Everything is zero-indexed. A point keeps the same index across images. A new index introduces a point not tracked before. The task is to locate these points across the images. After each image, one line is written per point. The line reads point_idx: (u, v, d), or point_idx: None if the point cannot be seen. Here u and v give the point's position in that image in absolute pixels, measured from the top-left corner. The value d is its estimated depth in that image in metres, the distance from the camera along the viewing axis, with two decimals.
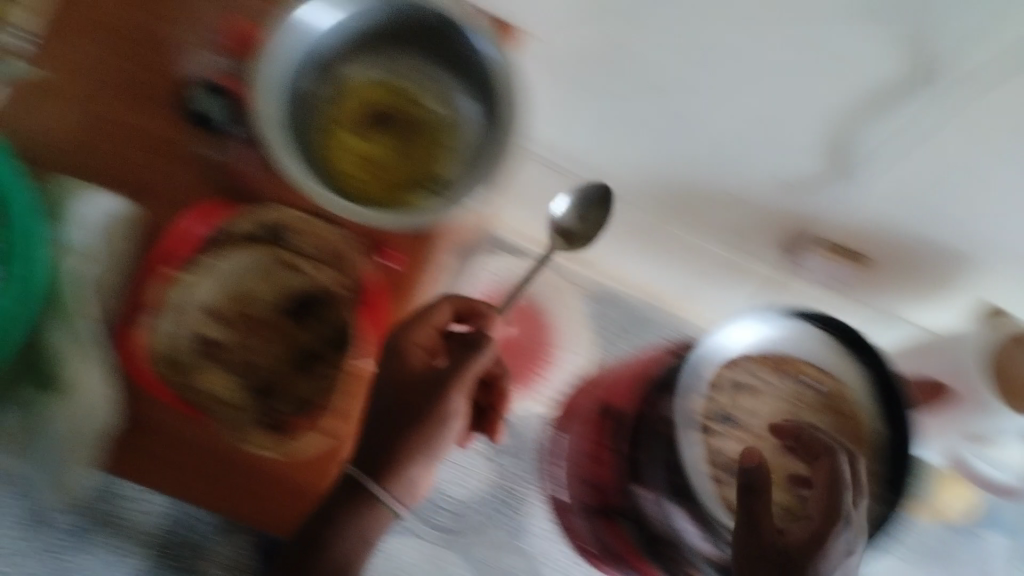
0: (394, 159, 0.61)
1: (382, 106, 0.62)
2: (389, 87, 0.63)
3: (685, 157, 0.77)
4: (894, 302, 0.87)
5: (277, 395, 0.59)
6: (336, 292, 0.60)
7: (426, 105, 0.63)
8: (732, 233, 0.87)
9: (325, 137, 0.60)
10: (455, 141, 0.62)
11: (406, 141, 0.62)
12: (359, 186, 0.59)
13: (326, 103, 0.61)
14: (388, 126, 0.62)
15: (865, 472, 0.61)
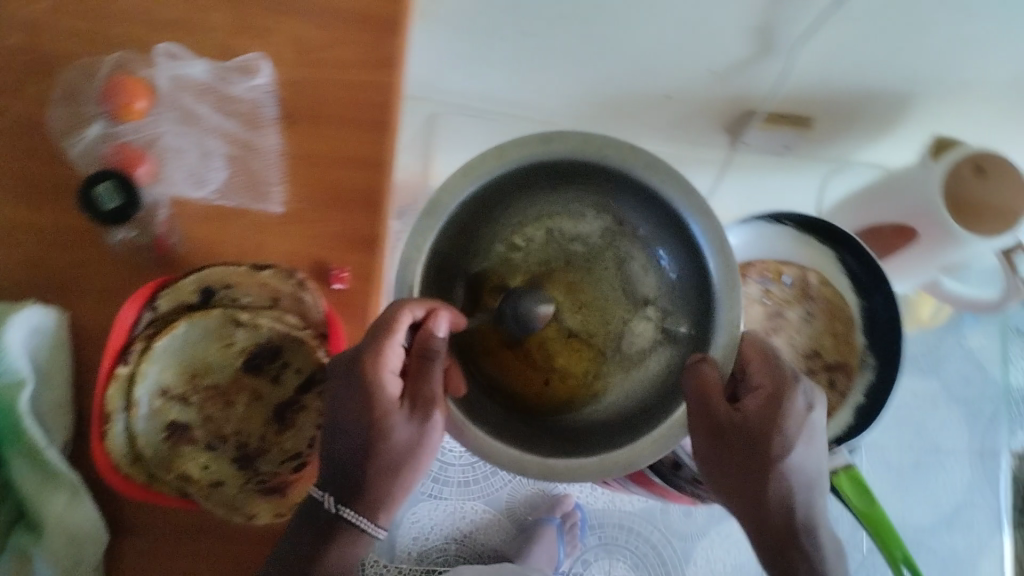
0: (589, 324, 0.58)
1: (513, 272, 0.58)
2: (529, 250, 0.58)
3: (614, 73, 0.77)
4: (843, 145, 0.88)
5: (271, 452, 0.57)
6: (299, 338, 0.58)
7: (570, 241, 0.58)
8: (671, 125, 0.88)
9: (517, 351, 0.57)
10: (621, 257, 0.58)
11: (570, 288, 0.58)
12: (580, 377, 0.57)
13: (473, 298, 0.58)
14: (551, 283, 0.58)
15: (850, 349, 0.69)
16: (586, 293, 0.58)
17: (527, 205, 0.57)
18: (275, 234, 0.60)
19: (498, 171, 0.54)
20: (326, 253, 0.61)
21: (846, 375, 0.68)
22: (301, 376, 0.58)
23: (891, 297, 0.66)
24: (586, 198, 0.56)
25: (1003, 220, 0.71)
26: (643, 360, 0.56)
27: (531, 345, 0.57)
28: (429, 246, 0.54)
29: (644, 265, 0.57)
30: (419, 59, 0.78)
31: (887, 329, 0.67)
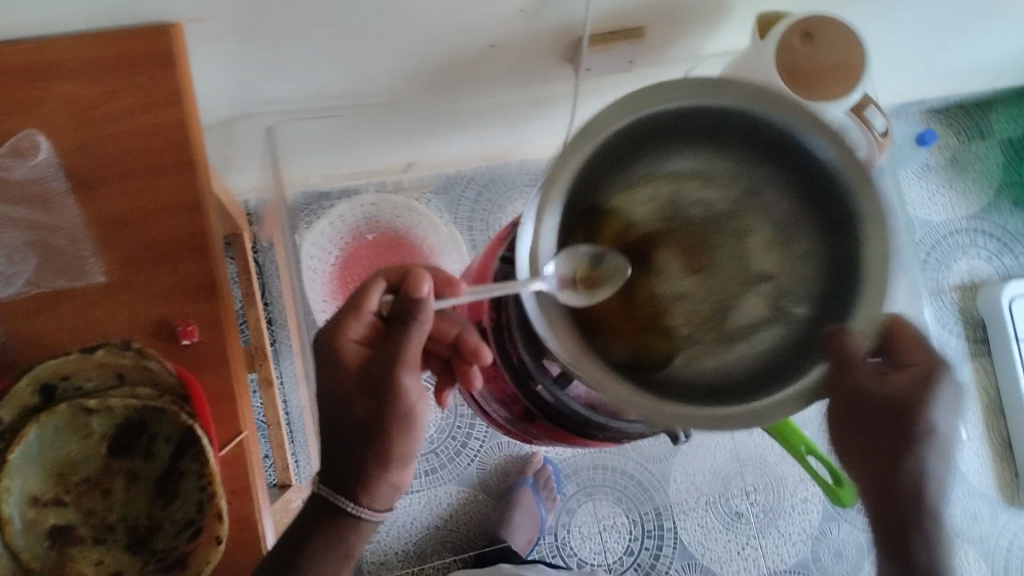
0: (703, 294, 0.53)
1: (618, 227, 0.54)
2: (638, 206, 0.54)
3: (428, 41, 0.75)
4: (685, 43, 0.87)
5: (163, 527, 0.55)
6: (158, 407, 0.55)
7: (691, 207, 0.54)
8: (513, 71, 0.86)
9: (612, 311, 0.53)
10: (757, 222, 0.53)
11: (682, 258, 0.55)
12: (678, 348, 0.51)
13: (592, 258, 0.53)
14: (664, 244, 0.55)
15: None
16: (715, 258, 0.54)
17: (654, 155, 0.52)
18: (112, 305, 0.59)
19: (635, 114, 0.49)
20: (169, 310, 0.59)
21: None
22: (171, 444, 0.56)
23: None
24: (749, 158, 0.52)
25: (843, 81, 0.71)
26: (755, 330, 0.51)
27: (639, 304, 0.54)
28: (571, 177, 0.49)
29: (769, 240, 0.53)
30: (230, 81, 0.75)
31: None
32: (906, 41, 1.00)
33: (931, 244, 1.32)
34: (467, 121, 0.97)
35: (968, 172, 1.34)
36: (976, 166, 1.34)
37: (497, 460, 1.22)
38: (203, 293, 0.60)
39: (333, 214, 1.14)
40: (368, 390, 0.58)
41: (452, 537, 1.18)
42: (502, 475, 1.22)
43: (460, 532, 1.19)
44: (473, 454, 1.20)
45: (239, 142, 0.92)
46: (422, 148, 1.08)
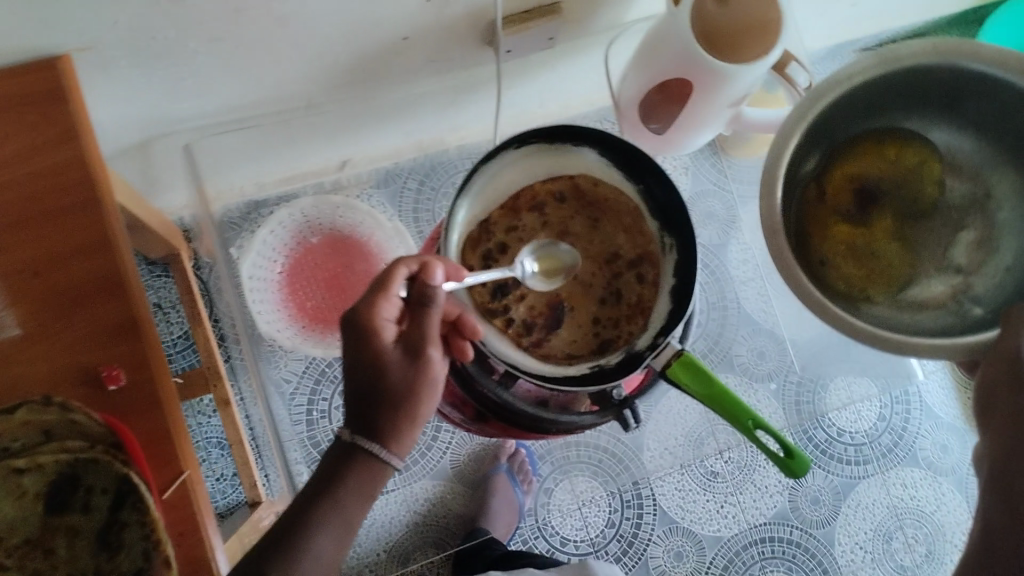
0: (907, 262, 0.63)
1: (893, 157, 0.63)
2: (896, 163, 0.63)
3: (334, 41, 0.72)
4: (604, 14, 0.85)
5: None
6: (89, 458, 0.54)
7: (938, 181, 0.62)
8: (432, 60, 0.84)
9: (818, 230, 0.64)
10: (974, 209, 0.61)
11: (904, 216, 0.64)
12: (868, 281, 0.62)
13: (821, 182, 0.64)
14: (883, 203, 0.64)
15: (648, 239, 0.64)
16: (917, 232, 0.63)
17: (915, 119, 0.62)
18: (32, 358, 0.57)
19: (910, 58, 0.56)
20: (91, 356, 0.57)
21: (652, 266, 0.63)
22: (109, 494, 0.54)
23: (667, 176, 0.62)
24: (1001, 158, 0.59)
25: (762, 39, 0.69)
26: (925, 305, 0.60)
27: (875, 234, 0.64)
28: (829, 97, 0.58)
29: (974, 241, 0.61)
30: (133, 104, 0.72)
31: (681, 204, 0.62)
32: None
33: None
34: (392, 113, 0.94)
35: None
36: None
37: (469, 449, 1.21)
38: (125, 335, 0.58)
39: (273, 222, 1.11)
40: (409, 358, 0.58)
41: (432, 531, 1.18)
42: (478, 463, 1.21)
43: (440, 525, 1.18)
44: (445, 446, 1.19)
45: (158, 163, 0.89)
46: (353, 145, 1.05)
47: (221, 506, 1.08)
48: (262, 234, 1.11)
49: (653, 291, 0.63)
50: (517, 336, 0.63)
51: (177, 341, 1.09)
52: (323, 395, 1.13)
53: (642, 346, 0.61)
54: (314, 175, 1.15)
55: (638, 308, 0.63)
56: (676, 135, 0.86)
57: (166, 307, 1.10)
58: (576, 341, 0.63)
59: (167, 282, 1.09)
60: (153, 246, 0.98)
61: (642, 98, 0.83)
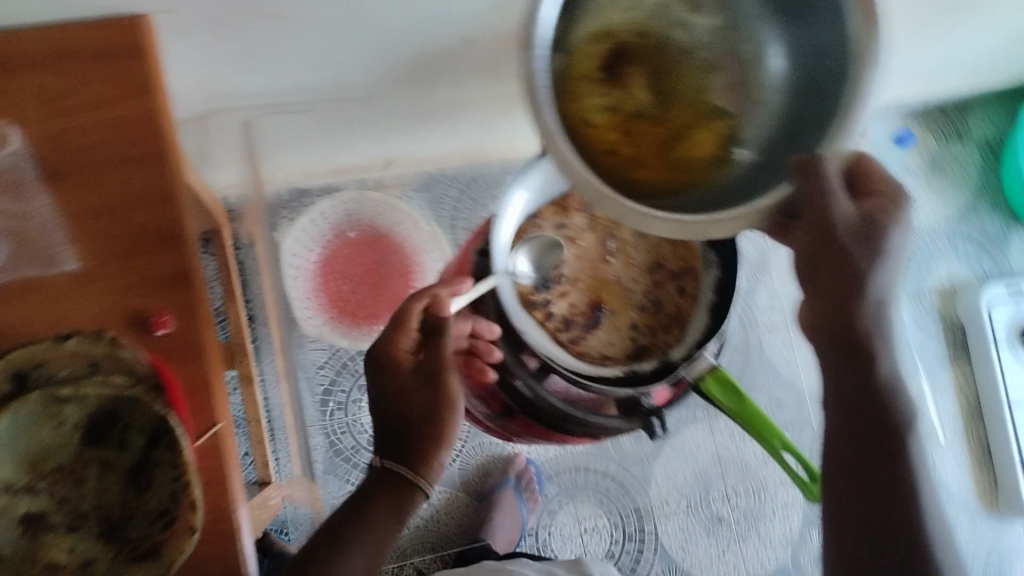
0: (648, 104, 0.59)
1: (602, 34, 0.56)
2: (633, 10, 0.57)
3: (401, 34, 0.75)
4: None
5: (137, 516, 0.55)
6: (131, 397, 0.55)
7: (623, 23, 0.57)
8: (488, 67, 0.87)
9: (577, 115, 0.55)
10: (717, 62, 0.59)
11: (659, 95, 0.59)
12: (657, 164, 0.58)
13: (613, 66, 0.57)
14: (633, 57, 0.58)
15: (692, 257, 0.68)
16: (671, 78, 0.59)
17: (661, 15, 0.58)
18: (86, 293, 0.59)
19: None
20: (143, 300, 0.59)
21: (692, 280, 0.67)
22: (145, 434, 0.55)
23: None
24: (796, 50, 0.55)
25: None
26: (683, 185, 0.57)
27: (646, 113, 0.59)
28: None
29: (728, 83, 0.59)
30: (197, 74, 0.75)
31: None
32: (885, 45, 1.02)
33: (911, 251, 1.29)
34: (441, 114, 0.97)
35: (948, 173, 1.31)
36: (954, 167, 1.31)
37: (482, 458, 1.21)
38: (178, 285, 0.60)
39: (313, 211, 1.16)
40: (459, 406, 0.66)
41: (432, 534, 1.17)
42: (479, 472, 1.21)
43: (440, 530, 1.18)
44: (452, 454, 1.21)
45: (214, 137, 0.92)
46: (401, 144, 1.07)
47: None
48: (300, 223, 1.15)
49: (691, 302, 0.66)
50: (556, 331, 0.67)
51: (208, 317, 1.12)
52: (341, 388, 1.14)
53: (680, 356, 0.62)
54: (359, 170, 1.16)
55: (676, 319, 0.66)
56: None
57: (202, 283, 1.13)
58: (614, 342, 0.67)
59: (206, 258, 1.12)
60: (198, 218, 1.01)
61: None
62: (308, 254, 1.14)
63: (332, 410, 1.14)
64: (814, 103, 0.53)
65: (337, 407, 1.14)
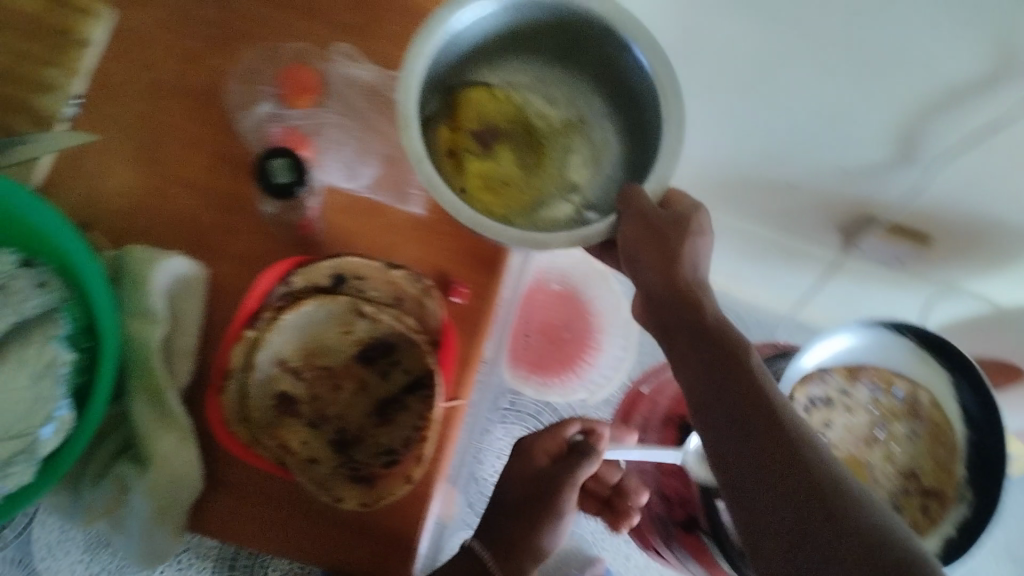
0: (523, 164, 0.62)
1: (519, 104, 0.63)
2: (495, 96, 0.62)
3: (744, 151, 0.79)
4: (956, 270, 0.87)
5: (366, 443, 0.58)
6: (412, 340, 0.60)
7: (534, 112, 0.63)
8: (783, 216, 0.89)
9: (452, 161, 0.59)
10: (565, 137, 0.63)
11: (517, 153, 0.62)
12: (496, 205, 0.58)
13: (444, 119, 0.60)
14: (498, 137, 0.62)
15: (950, 477, 0.60)
16: (530, 140, 0.63)
17: (539, 69, 0.62)
18: (408, 239, 0.63)
19: None
20: (452, 266, 0.63)
21: (939, 503, 0.60)
22: (408, 376, 0.60)
23: (1001, 433, 0.58)
24: (586, 75, 0.61)
25: None
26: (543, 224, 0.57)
27: (495, 175, 0.60)
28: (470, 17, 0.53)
29: (569, 156, 0.63)
30: None
31: (1000, 469, 0.58)
32: None
33: None
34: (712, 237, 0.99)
35: None
36: None
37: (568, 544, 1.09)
38: (486, 266, 0.64)
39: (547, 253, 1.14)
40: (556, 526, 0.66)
41: None
42: None
43: None
44: None
45: None
46: None
47: None
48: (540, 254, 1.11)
49: (930, 523, 0.59)
50: None
51: None
52: (487, 417, 1.10)
53: None
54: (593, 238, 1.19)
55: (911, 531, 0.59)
56: None
57: None
58: None
59: None
60: None
61: None
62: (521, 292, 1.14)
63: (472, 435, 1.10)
64: (641, 152, 0.57)
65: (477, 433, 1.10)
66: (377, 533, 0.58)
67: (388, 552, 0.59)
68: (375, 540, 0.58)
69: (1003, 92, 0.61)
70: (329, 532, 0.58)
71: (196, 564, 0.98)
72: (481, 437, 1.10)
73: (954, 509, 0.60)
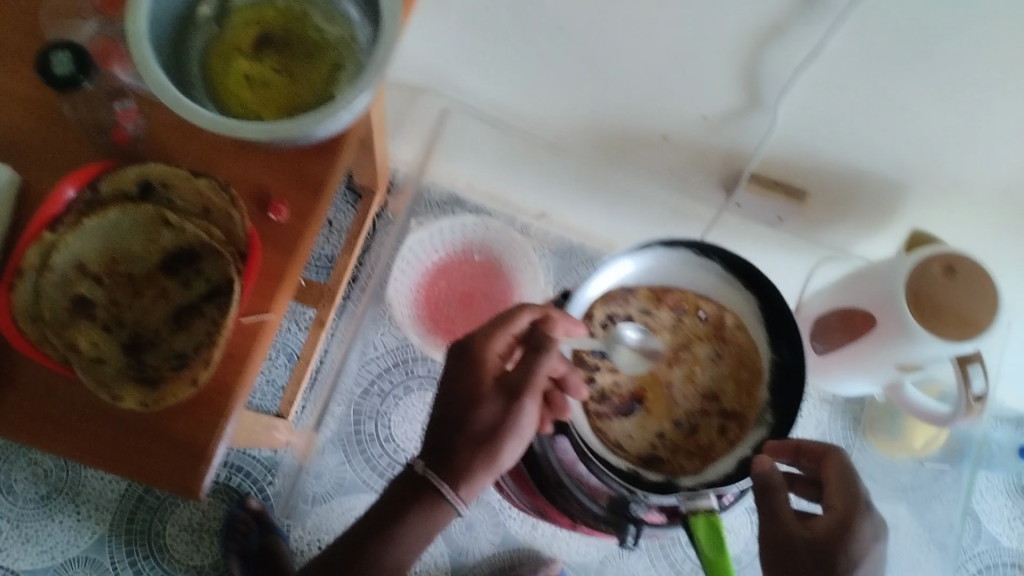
0: (290, 68, 0.65)
1: (299, 15, 0.67)
2: (278, 7, 0.67)
3: (611, 101, 0.80)
4: (838, 229, 0.86)
5: (159, 348, 0.59)
6: (217, 249, 0.60)
7: (314, 22, 0.66)
8: (669, 170, 0.90)
9: (217, 58, 0.65)
10: (343, 56, 0.66)
11: (287, 60, 0.66)
12: (252, 107, 0.64)
13: (222, 24, 0.66)
14: (274, 46, 0.66)
15: (753, 402, 0.61)
16: (306, 49, 0.66)
17: None
18: (231, 156, 0.63)
19: None
20: (273, 183, 0.64)
21: (739, 426, 0.60)
22: (209, 285, 0.60)
23: (803, 352, 0.59)
24: None
25: (962, 330, 0.69)
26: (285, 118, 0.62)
27: (260, 76, 0.65)
28: None
29: (341, 66, 0.65)
30: (424, 45, 0.84)
31: (799, 390, 0.58)
32: None
33: (980, 565, 1.19)
34: (613, 195, 1.01)
35: None
36: None
37: (472, 508, 1.04)
38: (306, 187, 0.64)
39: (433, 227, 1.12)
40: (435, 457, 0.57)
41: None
42: (484, 560, 1.05)
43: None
44: None
45: (416, 115, 1.02)
46: (559, 208, 1.16)
47: (252, 405, 1.11)
48: (418, 234, 1.11)
49: (726, 446, 0.60)
50: (588, 398, 0.61)
51: (321, 258, 1.18)
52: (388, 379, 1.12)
53: (685, 483, 0.58)
54: (512, 208, 1.21)
55: (703, 452, 0.60)
56: (833, 366, 0.86)
57: (334, 229, 1.19)
58: (632, 438, 0.60)
59: (348, 211, 1.19)
60: (363, 177, 1.10)
61: (821, 316, 0.85)
62: (426, 257, 1.11)
63: (370, 393, 1.11)
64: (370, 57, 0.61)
65: (376, 393, 1.11)
66: (166, 440, 0.58)
67: (172, 460, 0.58)
68: (161, 445, 0.58)
69: (814, 26, 0.58)
70: (110, 435, 0.58)
71: (94, 516, 1.07)
72: (381, 398, 1.11)
73: (753, 433, 0.60)
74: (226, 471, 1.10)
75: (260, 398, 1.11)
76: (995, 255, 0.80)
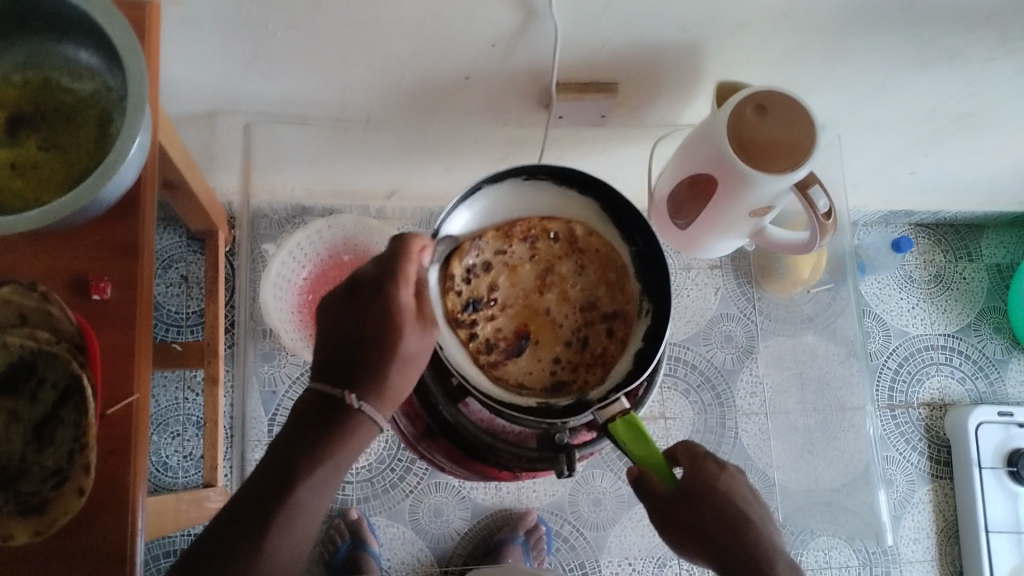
0: (55, 139, 0.61)
1: (43, 83, 0.62)
2: (18, 83, 0.62)
3: (402, 59, 0.78)
4: (660, 107, 0.89)
5: (32, 472, 0.55)
6: (52, 351, 0.56)
7: (62, 86, 0.62)
8: (487, 107, 0.90)
9: None
10: (105, 109, 0.61)
11: (48, 133, 0.61)
12: (29, 192, 0.59)
13: None
14: (30, 123, 0.61)
15: (627, 297, 0.66)
16: (64, 115, 0.62)
17: (58, 49, 0.62)
18: (31, 253, 0.60)
19: None
20: (86, 264, 0.60)
21: (624, 323, 0.65)
22: (58, 390, 0.56)
23: (651, 232, 0.66)
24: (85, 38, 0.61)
25: (791, 158, 0.71)
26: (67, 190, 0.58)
27: (26, 159, 0.60)
28: None
29: (106, 118, 0.61)
30: (195, 67, 0.80)
31: (661, 266, 0.65)
32: (882, 127, 0.98)
33: (900, 359, 1.27)
34: (448, 150, 1.00)
35: (922, 289, 1.31)
36: (927, 268, 1.32)
37: (436, 494, 1.02)
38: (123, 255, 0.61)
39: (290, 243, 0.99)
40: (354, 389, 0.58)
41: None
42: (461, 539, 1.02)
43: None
44: (411, 487, 1.01)
45: (222, 141, 0.98)
46: (407, 181, 1.11)
47: (178, 484, 1.06)
48: (278, 258, 0.99)
49: (618, 347, 0.64)
50: (476, 353, 0.63)
51: (190, 316, 1.13)
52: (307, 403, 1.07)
53: (594, 397, 0.62)
54: (360, 197, 1.13)
55: (600, 360, 0.63)
56: (701, 234, 0.89)
57: (191, 282, 1.14)
58: (531, 373, 0.63)
59: (198, 259, 1.14)
60: (197, 221, 1.05)
61: (672, 192, 0.87)
62: (296, 275, 0.99)
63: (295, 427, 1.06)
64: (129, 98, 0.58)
65: None
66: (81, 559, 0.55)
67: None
68: (76, 564, 0.55)
69: None
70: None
71: None
72: None
73: (639, 325, 0.65)
74: (181, 558, 1.06)
75: (184, 475, 1.07)
76: (800, 80, 0.84)
